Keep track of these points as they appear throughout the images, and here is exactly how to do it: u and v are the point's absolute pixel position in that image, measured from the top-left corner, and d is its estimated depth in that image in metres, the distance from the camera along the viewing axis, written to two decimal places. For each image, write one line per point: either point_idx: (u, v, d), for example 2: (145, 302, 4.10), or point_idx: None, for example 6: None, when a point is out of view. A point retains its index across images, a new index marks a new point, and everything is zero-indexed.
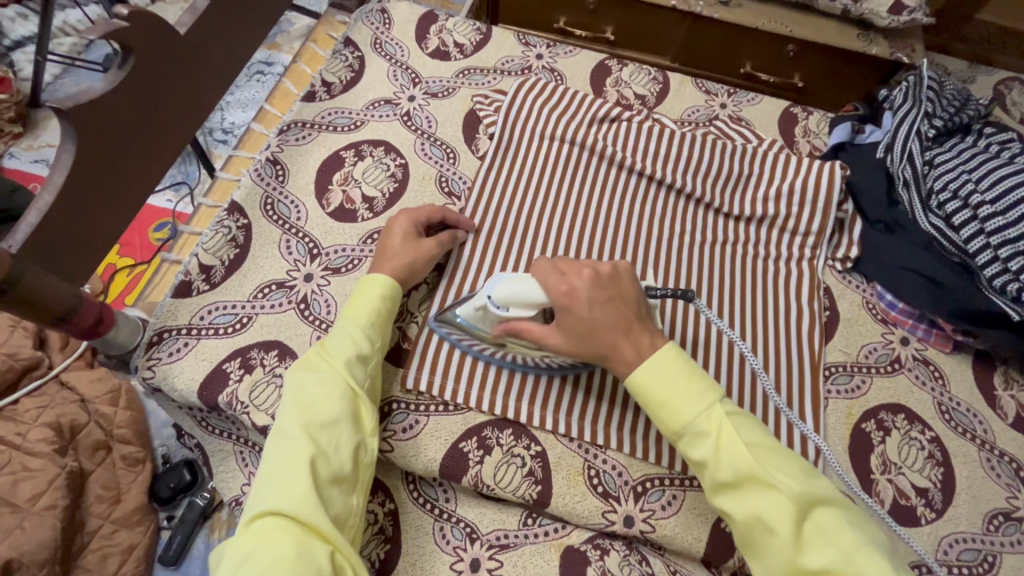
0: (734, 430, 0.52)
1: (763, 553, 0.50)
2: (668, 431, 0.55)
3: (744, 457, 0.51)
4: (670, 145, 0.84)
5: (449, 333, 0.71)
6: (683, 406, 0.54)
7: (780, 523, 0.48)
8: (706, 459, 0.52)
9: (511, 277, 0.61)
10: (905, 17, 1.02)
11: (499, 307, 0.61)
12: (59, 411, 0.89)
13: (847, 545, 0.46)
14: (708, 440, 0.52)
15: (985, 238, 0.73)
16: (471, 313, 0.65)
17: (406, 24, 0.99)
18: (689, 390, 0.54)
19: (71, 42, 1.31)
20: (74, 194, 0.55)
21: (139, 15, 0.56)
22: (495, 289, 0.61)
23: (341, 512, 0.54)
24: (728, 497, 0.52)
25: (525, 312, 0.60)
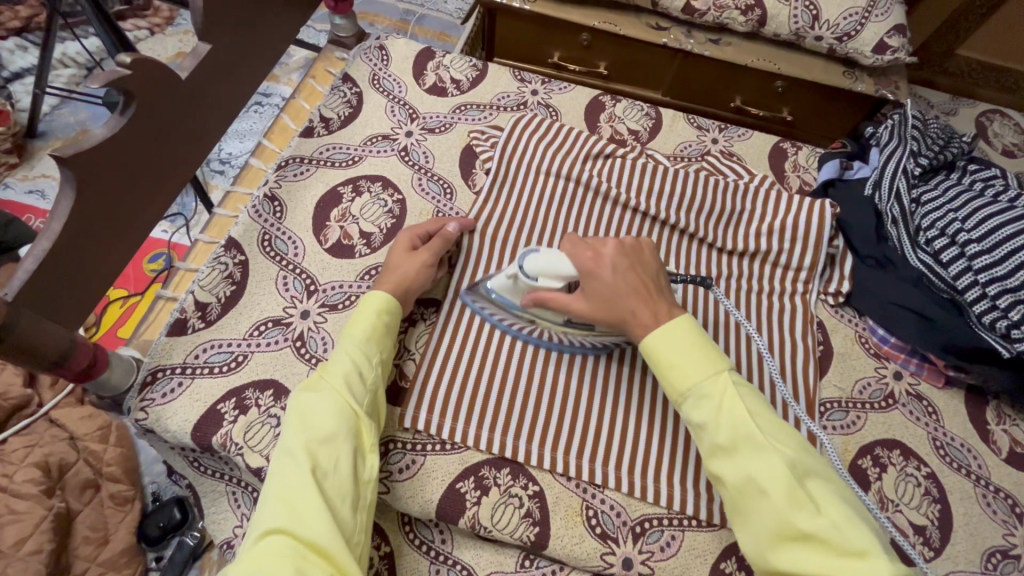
0: (737, 395, 0.56)
1: (751, 520, 0.52)
2: (673, 391, 0.59)
3: (743, 421, 0.54)
4: (665, 181, 0.86)
5: (478, 304, 0.75)
6: (687, 369, 0.58)
7: (773, 486, 0.51)
8: (707, 420, 0.56)
9: (543, 250, 0.66)
10: (889, 56, 1.06)
11: (529, 278, 0.66)
12: (48, 450, 0.87)
13: (835, 516, 0.49)
14: (711, 400, 0.56)
15: (973, 276, 0.75)
16: (503, 283, 0.70)
17: (403, 60, 1.00)
18: (698, 356, 0.58)
19: (69, 74, 1.33)
20: (71, 238, 0.55)
21: (139, 62, 0.57)
22: (527, 259, 0.66)
23: (347, 527, 0.53)
24: (722, 461, 0.55)
25: (553, 284, 0.65)
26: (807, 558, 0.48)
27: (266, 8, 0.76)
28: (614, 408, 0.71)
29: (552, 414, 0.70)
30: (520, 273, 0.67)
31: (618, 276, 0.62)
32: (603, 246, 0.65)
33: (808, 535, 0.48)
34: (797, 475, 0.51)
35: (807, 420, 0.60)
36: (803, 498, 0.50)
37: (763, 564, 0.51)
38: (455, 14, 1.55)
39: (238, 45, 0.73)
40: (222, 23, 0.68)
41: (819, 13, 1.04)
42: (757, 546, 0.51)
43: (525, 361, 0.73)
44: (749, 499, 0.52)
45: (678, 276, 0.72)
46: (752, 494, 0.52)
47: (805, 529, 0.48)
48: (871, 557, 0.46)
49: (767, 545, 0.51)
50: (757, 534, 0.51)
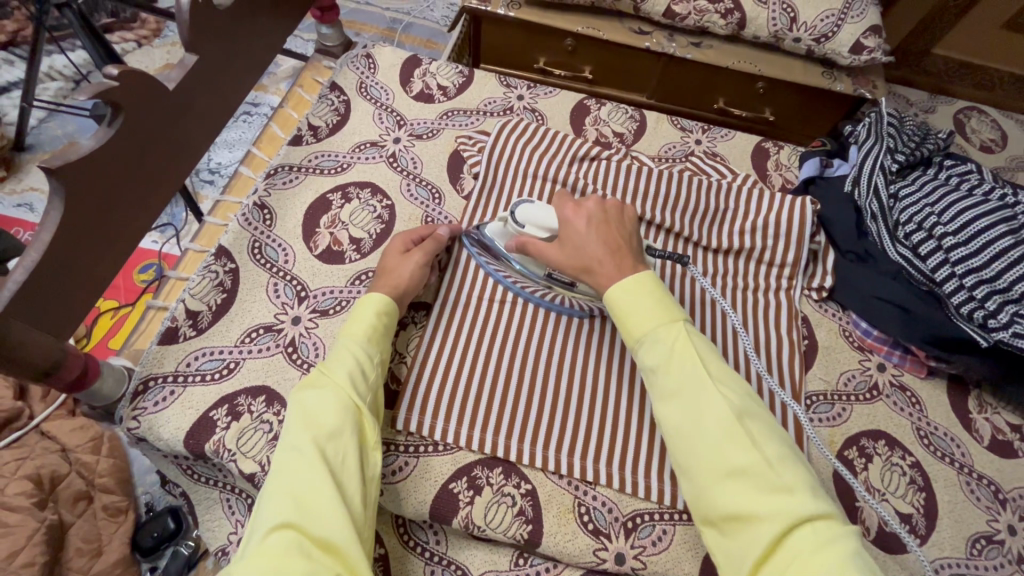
0: (690, 341, 0.58)
1: (689, 464, 0.53)
2: (629, 338, 0.61)
3: (694, 361, 0.56)
4: (649, 182, 0.87)
5: (483, 258, 0.80)
6: (640, 317, 0.60)
7: (711, 423, 0.53)
8: (658, 364, 0.57)
9: (535, 202, 0.70)
10: (865, 56, 1.08)
11: (517, 223, 0.70)
12: (39, 462, 0.88)
13: (768, 455, 0.51)
14: (664, 346, 0.57)
15: (950, 267, 0.75)
16: (495, 228, 0.75)
17: (390, 68, 1.02)
18: (653, 307, 0.60)
19: (57, 87, 1.33)
20: (62, 249, 0.56)
21: (126, 73, 0.57)
22: (518, 207, 0.71)
23: (357, 522, 0.53)
24: (668, 403, 0.56)
25: (537, 233, 0.69)
26: (736, 492, 0.50)
27: (251, 19, 0.77)
28: (604, 405, 0.72)
29: (543, 412, 0.71)
30: (510, 219, 0.71)
31: (589, 228, 0.65)
32: (587, 201, 0.68)
33: (738, 471, 0.50)
34: (738, 414, 0.53)
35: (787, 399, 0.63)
36: (739, 435, 0.52)
37: (696, 503, 0.52)
38: (442, 21, 1.57)
39: (224, 55, 0.74)
40: (208, 34, 0.69)
41: (797, 15, 1.07)
42: (694, 488, 0.52)
43: (517, 363, 0.73)
44: (686, 438, 0.54)
45: (656, 251, 0.76)
46: (692, 434, 0.53)
47: (739, 463, 0.50)
48: (796, 491, 0.48)
49: (702, 483, 0.52)
50: (695, 474, 0.52)
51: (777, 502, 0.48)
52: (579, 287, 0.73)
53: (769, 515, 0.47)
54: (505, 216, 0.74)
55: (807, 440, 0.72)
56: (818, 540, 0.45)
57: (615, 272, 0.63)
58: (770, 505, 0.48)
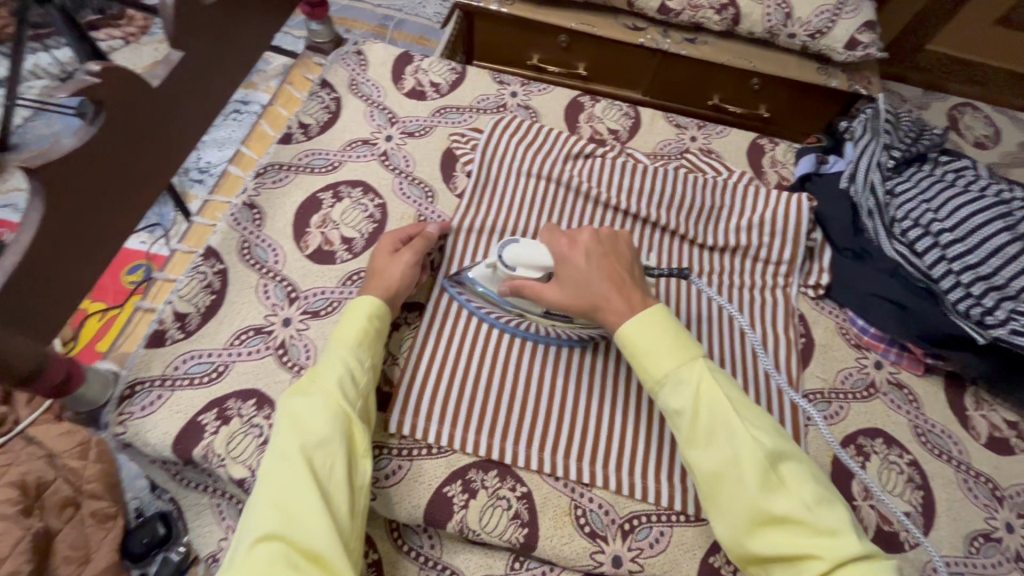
0: (714, 382, 0.56)
1: (726, 507, 0.53)
2: (650, 378, 0.58)
3: (722, 405, 0.55)
4: (645, 180, 0.86)
5: (457, 291, 0.77)
6: (662, 357, 0.58)
7: (748, 470, 0.52)
8: (685, 408, 0.55)
9: (523, 241, 0.67)
10: (860, 52, 1.08)
11: (507, 267, 0.67)
12: (24, 469, 0.86)
13: (806, 498, 0.51)
14: (689, 389, 0.56)
15: (947, 264, 0.76)
16: (482, 272, 0.71)
17: (382, 65, 1.00)
18: (674, 345, 0.58)
19: (42, 85, 1.31)
20: (43, 251, 0.54)
21: (109, 70, 0.56)
22: (505, 250, 0.68)
23: (344, 532, 0.52)
24: (699, 450, 0.55)
25: (532, 274, 0.66)
26: (780, 539, 0.50)
27: (238, 16, 0.76)
28: (600, 406, 0.71)
29: (537, 414, 0.70)
30: (498, 263, 0.68)
31: (590, 264, 0.62)
32: (580, 233, 0.66)
33: (782, 517, 0.50)
34: (771, 459, 0.52)
35: (789, 390, 0.61)
36: (775, 482, 0.51)
37: (737, 549, 0.52)
38: (434, 18, 1.55)
39: (211, 52, 0.72)
40: (193, 31, 0.68)
41: (791, 11, 1.06)
42: (733, 533, 0.52)
43: (511, 364, 0.72)
44: (722, 485, 0.53)
45: (655, 270, 0.71)
46: (728, 482, 0.52)
47: (781, 512, 0.50)
48: (841, 534, 0.49)
49: (742, 530, 0.52)
50: (734, 521, 0.52)
51: (823, 546, 0.48)
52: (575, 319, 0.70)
53: (820, 557, 0.48)
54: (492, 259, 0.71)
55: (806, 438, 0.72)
56: (867, 574, 0.47)
57: (609, 269, 0.62)
58: (823, 549, 0.48)
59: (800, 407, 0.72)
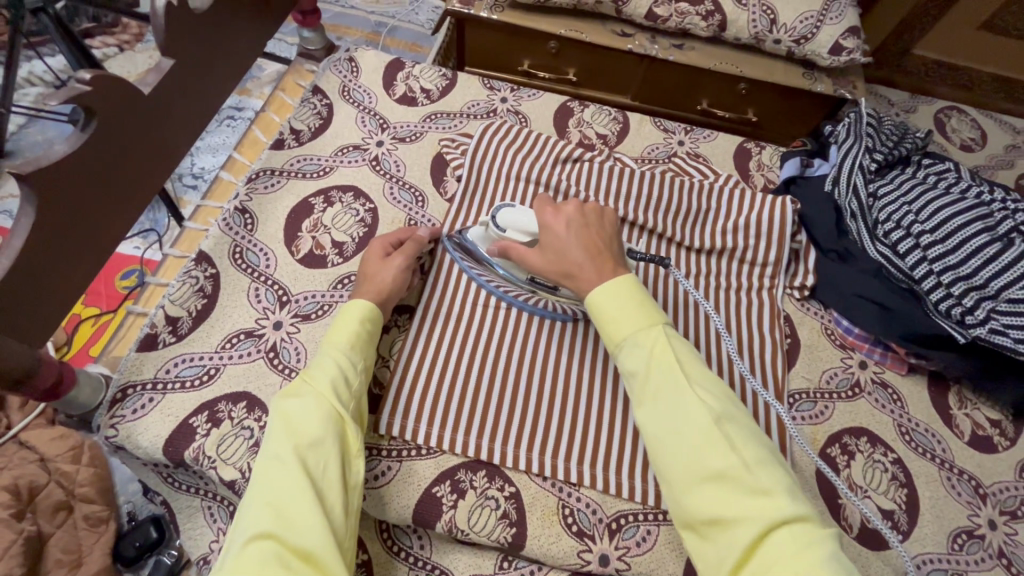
0: (669, 345, 0.57)
1: (668, 463, 0.53)
2: (609, 341, 0.60)
3: (673, 366, 0.55)
4: (632, 184, 0.87)
5: (461, 257, 0.80)
6: (622, 320, 0.59)
7: (690, 427, 0.52)
8: (638, 369, 0.57)
9: (516, 206, 0.71)
10: (844, 57, 1.09)
11: (498, 228, 0.70)
12: (17, 473, 0.86)
13: (746, 457, 0.51)
14: (643, 351, 0.57)
15: (928, 264, 0.77)
16: (476, 232, 0.76)
17: (373, 72, 1.01)
18: (635, 309, 0.59)
19: (35, 93, 1.32)
20: (34, 255, 0.55)
21: (100, 78, 0.57)
22: (500, 212, 0.71)
23: (338, 531, 0.53)
24: (647, 408, 0.56)
25: (519, 237, 0.69)
26: (715, 498, 0.49)
27: (229, 24, 0.77)
28: (588, 408, 0.72)
29: (527, 414, 0.70)
30: (491, 223, 0.71)
31: (570, 233, 0.64)
32: (566, 205, 0.67)
33: (717, 475, 0.50)
34: (715, 419, 0.52)
35: (772, 401, 0.64)
36: (717, 440, 0.51)
37: (675, 506, 0.52)
38: (427, 25, 1.57)
39: (202, 58, 0.73)
40: (184, 38, 0.69)
41: (776, 17, 1.08)
42: (673, 489, 0.52)
43: (501, 366, 0.73)
44: (666, 442, 0.53)
45: (637, 253, 0.77)
46: (670, 436, 0.53)
47: (716, 468, 0.50)
48: (776, 495, 0.48)
49: (680, 486, 0.52)
50: (674, 478, 0.52)
51: (755, 505, 0.48)
52: (562, 292, 0.74)
53: (749, 520, 0.47)
54: (488, 221, 0.74)
55: (790, 438, 0.72)
56: (804, 538, 0.46)
57: (591, 261, 0.62)
58: (754, 510, 0.47)
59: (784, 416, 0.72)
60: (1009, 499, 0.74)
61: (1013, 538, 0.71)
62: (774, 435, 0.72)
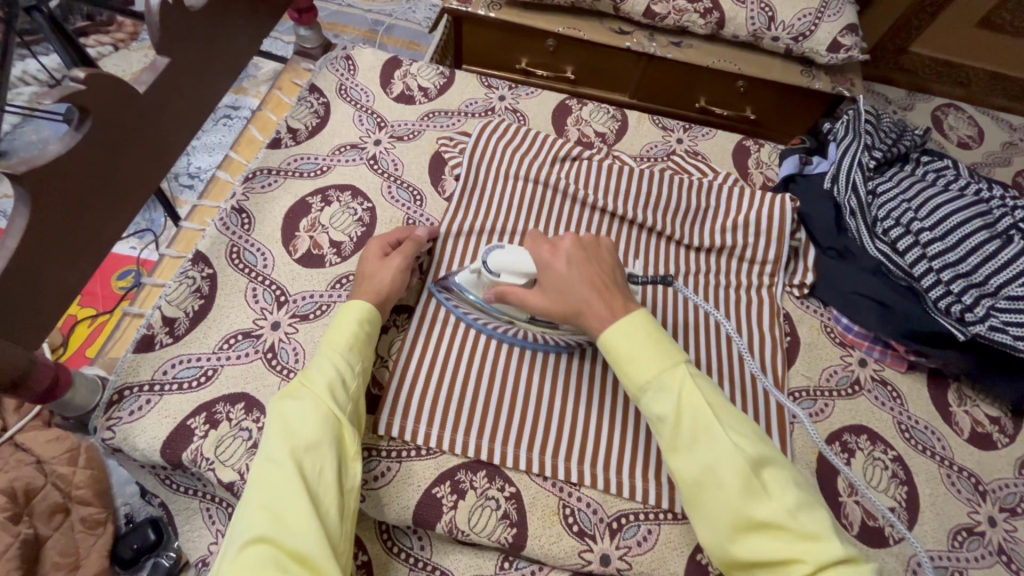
0: (695, 388, 0.56)
1: (709, 512, 0.53)
2: (632, 385, 0.58)
3: (705, 411, 0.54)
4: (631, 183, 0.87)
5: (447, 298, 0.77)
6: (644, 363, 0.57)
7: (729, 475, 0.52)
8: (666, 415, 0.55)
9: (504, 247, 0.67)
10: (842, 54, 1.09)
11: (492, 273, 0.67)
12: (13, 475, 0.86)
13: (788, 502, 0.51)
14: (671, 395, 0.56)
15: (927, 262, 0.77)
16: (467, 277, 0.71)
17: (370, 70, 1.01)
18: (655, 350, 0.58)
19: (29, 92, 1.31)
20: (28, 255, 0.55)
21: (93, 77, 0.56)
22: (491, 255, 0.68)
23: (333, 534, 0.52)
24: (682, 457, 0.54)
25: (515, 280, 0.66)
26: (765, 544, 0.50)
27: (225, 23, 0.76)
28: (588, 408, 0.71)
29: (526, 415, 0.70)
30: (484, 268, 0.68)
31: (572, 270, 0.62)
32: (562, 240, 0.65)
33: (763, 523, 0.50)
34: (752, 465, 0.52)
35: (772, 390, 0.63)
36: (757, 489, 0.51)
37: (719, 552, 0.53)
38: (424, 23, 1.57)
39: (199, 57, 0.73)
40: (179, 36, 0.68)
41: (775, 14, 1.08)
42: (715, 538, 0.52)
43: (499, 367, 0.73)
44: (705, 492, 0.53)
45: (638, 277, 0.71)
46: (709, 487, 0.52)
47: (761, 518, 0.50)
48: (824, 539, 0.49)
49: (724, 535, 0.52)
50: (716, 526, 0.52)
51: (807, 550, 0.48)
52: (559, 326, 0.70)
53: (804, 560, 0.48)
54: (476, 264, 0.71)
55: (790, 434, 0.73)
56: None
57: (587, 265, 0.62)
58: (807, 553, 0.48)
59: (785, 407, 0.73)
60: (1008, 496, 0.74)
61: (1013, 535, 0.72)
62: (775, 433, 0.72)
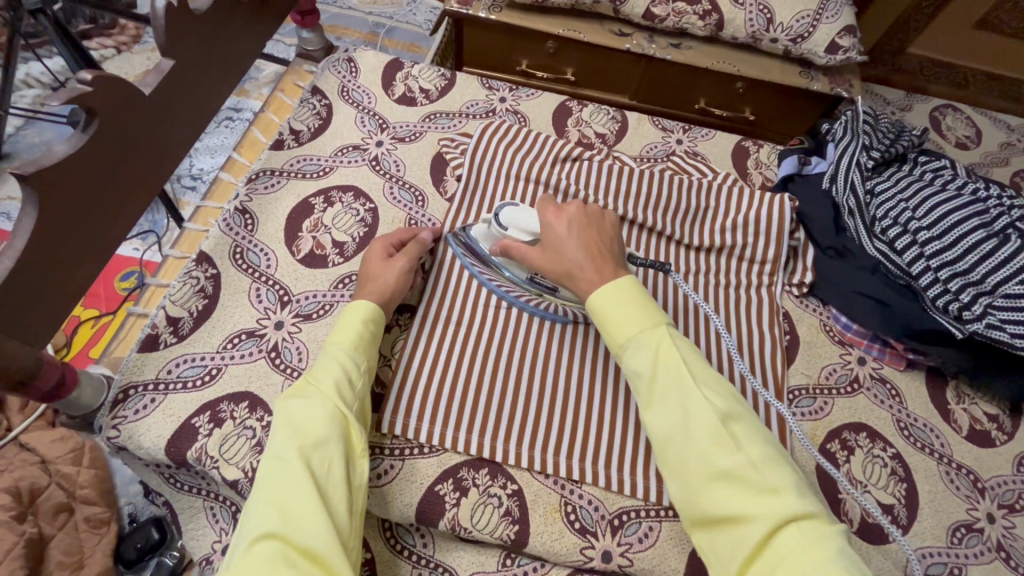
0: (674, 346, 0.57)
1: (679, 466, 0.53)
2: (612, 342, 0.59)
3: (680, 366, 0.55)
4: (631, 183, 0.88)
5: (465, 257, 0.81)
6: (624, 321, 0.59)
7: (699, 427, 0.52)
8: (643, 369, 0.56)
9: (517, 205, 0.70)
10: (840, 55, 1.10)
11: (501, 226, 0.70)
12: (18, 474, 0.86)
13: (753, 455, 0.51)
14: (648, 351, 0.57)
15: (925, 260, 0.78)
16: (481, 230, 0.75)
17: (372, 72, 1.02)
18: (636, 311, 0.59)
19: (32, 94, 1.32)
20: (35, 255, 0.55)
21: (100, 78, 0.57)
22: (503, 210, 0.71)
23: (343, 531, 0.53)
24: (655, 410, 0.55)
25: (521, 236, 0.69)
26: (725, 496, 0.50)
27: (229, 25, 0.77)
28: (590, 406, 0.72)
29: (528, 412, 0.71)
30: (494, 221, 0.71)
31: (571, 234, 0.64)
32: (568, 205, 0.67)
33: (728, 474, 0.50)
34: (723, 419, 0.52)
35: (770, 399, 0.61)
36: (727, 440, 0.51)
37: (686, 507, 0.52)
38: (425, 25, 1.58)
39: (203, 60, 0.74)
40: (183, 38, 0.69)
41: (773, 16, 1.08)
42: (682, 491, 0.52)
43: (501, 366, 0.73)
44: (676, 444, 0.53)
45: (638, 258, 0.73)
46: (679, 439, 0.53)
47: (726, 467, 0.50)
48: (782, 493, 0.48)
49: (691, 488, 0.52)
50: (684, 479, 0.52)
51: (763, 505, 0.48)
52: (562, 292, 0.73)
53: (758, 516, 0.47)
54: (490, 218, 0.74)
55: (790, 432, 0.73)
56: (812, 535, 0.46)
57: (588, 256, 0.62)
58: (756, 510, 0.48)
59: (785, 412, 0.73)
60: (1006, 493, 0.75)
61: (1011, 532, 0.72)
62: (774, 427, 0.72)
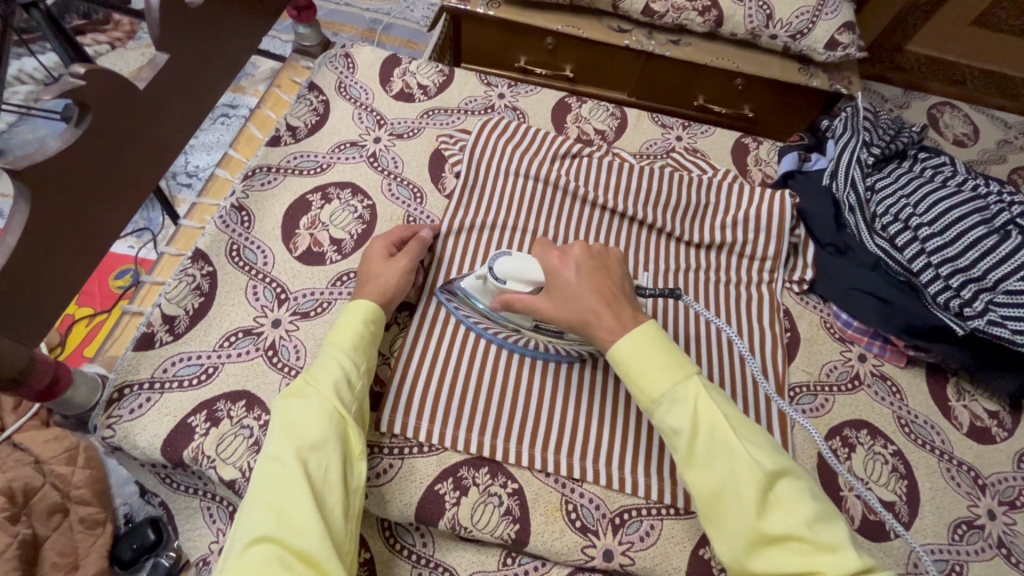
0: (711, 401, 0.55)
1: (727, 527, 0.52)
2: (644, 397, 0.57)
3: (722, 425, 0.54)
4: (631, 180, 0.87)
5: (451, 304, 0.76)
6: (657, 375, 0.56)
7: (747, 491, 0.51)
8: (682, 427, 0.54)
9: (512, 254, 0.66)
10: (840, 51, 1.10)
11: (498, 280, 0.66)
12: (12, 475, 0.85)
13: (805, 513, 0.51)
14: (686, 407, 0.55)
15: (926, 257, 0.78)
16: (473, 284, 0.70)
17: (370, 67, 1.01)
18: (666, 364, 0.57)
19: (26, 90, 1.30)
20: (27, 253, 0.54)
21: (93, 73, 0.56)
22: (497, 262, 0.66)
23: (337, 533, 0.52)
24: (698, 471, 0.54)
25: (521, 287, 0.65)
26: (782, 556, 0.50)
27: (225, 20, 0.76)
28: (589, 404, 0.71)
29: (528, 411, 0.70)
30: (489, 275, 0.67)
31: (580, 279, 0.61)
32: (572, 248, 0.64)
33: (782, 536, 0.50)
34: (769, 479, 0.52)
35: (774, 394, 0.61)
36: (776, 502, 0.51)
37: (737, 567, 0.52)
38: (422, 21, 1.56)
39: (198, 54, 0.73)
40: (178, 33, 0.68)
41: (772, 12, 1.08)
42: (733, 552, 0.52)
43: (500, 364, 0.73)
44: (722, 506, 0.52)
45: (646, 289, 0.69)
46: (727, 501, 0.52)
47: (781, 531, 0.50)
48: (842, 549, 0.49)
49: (742, 550, 0.51)
50: (734, 541, 0.51)
51: (826, 562, 0.48)
52: (564, 335, 0.69)
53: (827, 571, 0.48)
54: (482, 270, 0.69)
55: (790, 426, 0.73)
56: None
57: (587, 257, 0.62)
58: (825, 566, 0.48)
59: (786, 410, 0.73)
60: (1007, 489, 0.75)
61: (1012, 528, 0.72)
62: (776, 431, 0.72)
